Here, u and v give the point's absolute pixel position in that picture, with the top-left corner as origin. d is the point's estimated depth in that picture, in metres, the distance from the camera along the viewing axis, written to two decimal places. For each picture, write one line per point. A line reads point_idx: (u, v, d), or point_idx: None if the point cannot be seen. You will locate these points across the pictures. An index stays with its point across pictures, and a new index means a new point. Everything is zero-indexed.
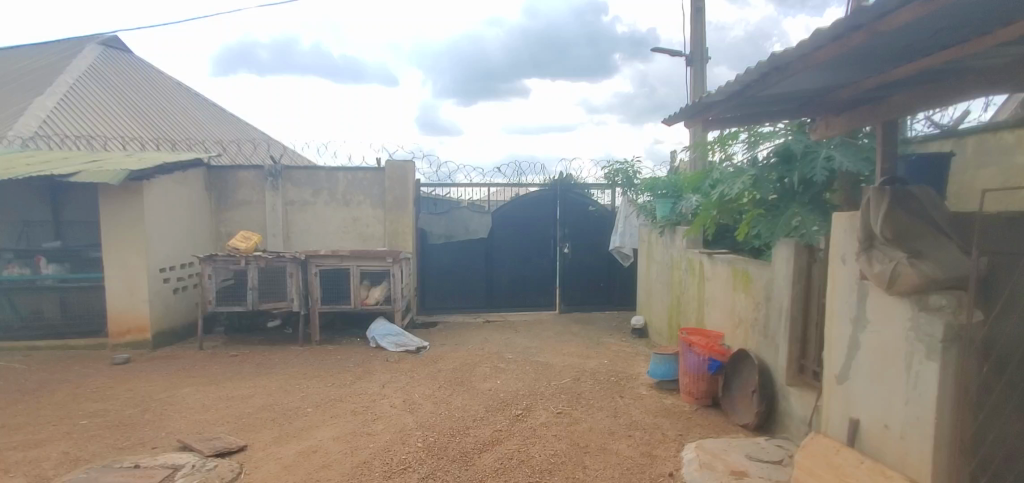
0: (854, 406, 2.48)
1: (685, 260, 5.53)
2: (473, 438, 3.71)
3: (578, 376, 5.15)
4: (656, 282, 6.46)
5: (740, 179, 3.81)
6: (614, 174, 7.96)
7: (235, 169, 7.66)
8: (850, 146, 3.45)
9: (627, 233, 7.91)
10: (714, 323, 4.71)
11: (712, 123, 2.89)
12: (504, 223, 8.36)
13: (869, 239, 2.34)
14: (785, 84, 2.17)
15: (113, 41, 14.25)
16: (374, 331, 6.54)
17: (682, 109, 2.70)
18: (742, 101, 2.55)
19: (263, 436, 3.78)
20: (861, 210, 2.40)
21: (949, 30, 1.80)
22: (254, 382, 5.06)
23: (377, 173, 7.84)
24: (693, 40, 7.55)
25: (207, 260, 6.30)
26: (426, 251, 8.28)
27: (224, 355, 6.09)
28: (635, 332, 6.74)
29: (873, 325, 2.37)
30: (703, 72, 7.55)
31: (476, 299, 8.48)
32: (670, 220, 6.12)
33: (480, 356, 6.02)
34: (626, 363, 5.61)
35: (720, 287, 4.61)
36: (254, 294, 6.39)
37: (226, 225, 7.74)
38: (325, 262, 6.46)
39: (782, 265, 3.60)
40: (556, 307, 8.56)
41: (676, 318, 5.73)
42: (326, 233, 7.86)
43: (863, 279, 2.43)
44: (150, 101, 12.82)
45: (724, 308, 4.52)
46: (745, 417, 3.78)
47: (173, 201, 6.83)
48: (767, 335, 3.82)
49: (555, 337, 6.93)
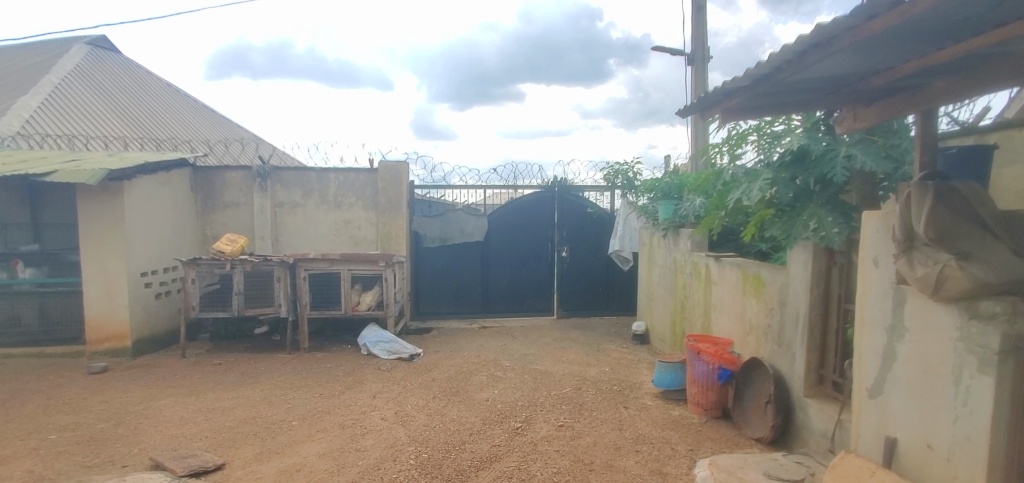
0: (891, 423, 2.27)
1: (689, 263, 5.31)
2: (470, 454, 3.46)
3: (579, 385, 4.91)
4: (659, 287, 6.24)
5: (755, 181, 3.51)
6: (614, 176, 7.73)
7: (222, 170, 7.39)
8: (870, 143, 3.26)
9: (626, 236, 7.70)
10: (722, 329, 4.49)
11: (730, 116, 2.67)
12: (500, 226, 8.12)
13: (908, 241, 2.15)
14: (821, 66, 1.96)
15: (99, 40, 13.87)
16: (366, 337, 6.26)
17: (699, 99, 2.47)
18: (764, 92, 2.34)
19: (243, 453, 3.51)
20: (900, 207, 2.19)
21: (1012, 1, 1.60)
22: (237, 393, 4.79)
23: (370, 174, 7.60)
24: (694, 40, 7.38)
25: (191, 263, 6.02)
26: (420, 255, 8.04)
27: (208, 364, 5.82)
28: (636, 338, 6.52)
29: (912, 335, 2.16)
30: (704, 71, 7.36)
31: (472, 304, 8.23)
32: (671, 221, 5.87)
33: (477, 364, 5.78)
34: (628, 371, 5.38)
35: (728, 292, 4.38)
36: (239, 300, 6.11)
37: (211, 228, 7.46)
38: (314, 266, 6.20)
39: (798, 269, 3.39)
40: (554, 312, 8.32)
41: (680, 324, 5.49)
42: (317, 236, 7.60)
43: (900, 284, 2.22)
44: (138, 101, 12.52)
45: (733, 315, 4.29)
46: (759, 430, 3.56)
47: (156, 202, 6.56)
48: (781, 343, 3.59)
49: (553, 344, 6.69)
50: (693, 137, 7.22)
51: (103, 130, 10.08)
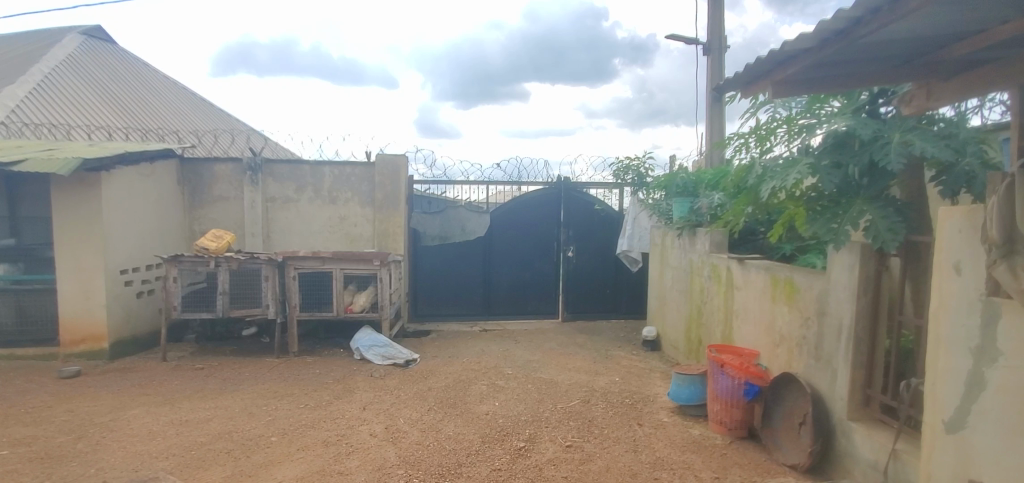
0: (975, 466, 1.86)
1: (707, 266, 4.90)
2: (466, 479, 3.07)
3: (588, 397, 4.51)
4: (672, 291, 5.82)
5: (794, 168, 3.09)
6: (624, 172, 7.26)
7: (211, 162, 7.02)
8: (926, 130, 2.86)
9: (636, 236, 7.30)
10: (746, 338, 4.08)
11: (785, 89, 2.31)
12: (503, 224, 7.73)
13: (1008, 243, 1.72)
14: (910, 19, 1.58)
15: (94, 30, 13.53)
16: (359, 341, 5.87)
17: (752, 68, 2.11)
18: (830, 60, 1.97)
19: (210, 476, 3.15)
20: (995, 202, 1.77)
21: None
22: (215, 403, 4.42)
23: (366, 168, 7.21)
24: (710, 28, 6.95)
25: (173, 260, 5.64)
26: (418, 254, 7.65)
27: (189, 369, 5.47)
28: (647, 344, 6.15)
29: (1009, 360, 1.75)
30: (721, 62, 6.94)
31: (472, 306, 7.84)
32: (686, 220, 5.44)
33: (477, 371, 5.39)
34: (641, 382, 4.97)
35: (754, 298, 3.97)
36: (224, 300, 5.72)
37: (199, 223, 7.09)
38: (304, 264, 5.82)
39: (841, 274, 2.97)
40: (559, 315, 7.93)
41: (696, 331, 5.09)
42: (310, 232, 7.22)
43: (990, 297, 1.82)
44: (133, 92, 12.20)
45: (759, 323, 3.88)
46: (792, 456, 3.16)
47: (137, 195, 6.21)
48: (819, 358, 3.17)
49: (558, 349, 6.30)
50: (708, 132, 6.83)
51: (94, 122, 9.74)
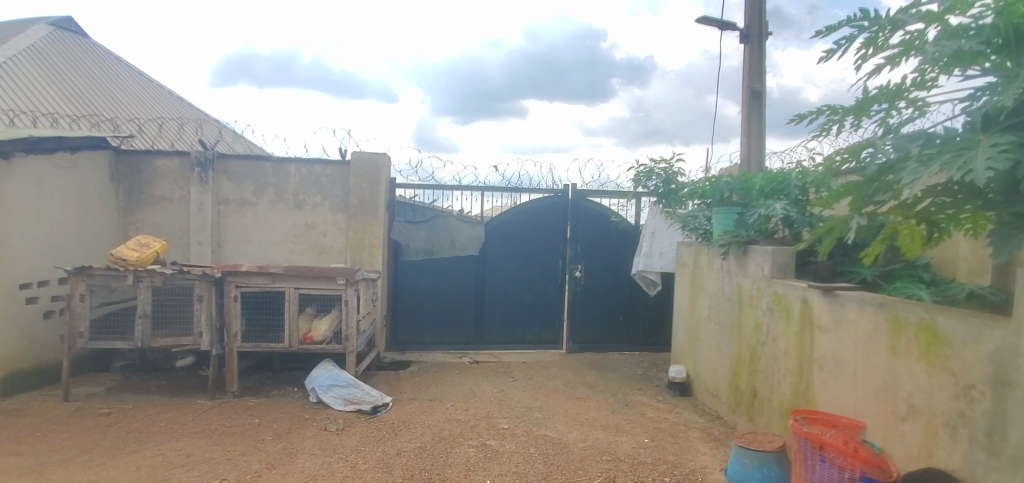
0: None
1: (766, 295, 3.75)
2: None
3: (612, 472, 3.32)
4: (709, 323, 4.66)
5: (973, 149, 1.93)
6: (643, 177, 5.94)
7: (152, 155, 5.86)
8: None
9: (655, 253, 6.19)
10: (838, 402, 2.92)
11: None
12: (499, 239, 6.57)
13: None
14: None
15: (63, 21, 12.44)
16: (315, 380, 4.63)
17: None
18: None
19: None
20: None
21: None
22: (99, 475, 3.20)
23: (340, 168, 6.06)
24: (749, 13, 5.91)
25: (80, 273, 4.43)
26: (399, 270, 6.47)
27: (94, 414, 4.23)
28: (675, 388, 4.99)
29: None
30: (762, 51, 5.88)
31: (461, 334, 6.63)
32: (733, 235, 4.28)
33: (463, 423, 4.19)
34: (678, 445, 3.78)
35: (853, 343, 2.83)
36: (145, 325, 4.51)
37: (137, 228, 5.91)
38: (248, 282, 4.63)
39: None
40: (563, 346, 6.73)
41: (747, 379, 3.93)
42: (269, 242, 6.04)
43: None
44: (97, 84, 11.01)
45: (864, 381, 2.73)
46: None
47: (51, 190, 5.04)
48: (995, 453, 2.05)
49: (565, 391, 5.12)
50: (746, 155, 5.93)
51: (39, 109, 8.52)
